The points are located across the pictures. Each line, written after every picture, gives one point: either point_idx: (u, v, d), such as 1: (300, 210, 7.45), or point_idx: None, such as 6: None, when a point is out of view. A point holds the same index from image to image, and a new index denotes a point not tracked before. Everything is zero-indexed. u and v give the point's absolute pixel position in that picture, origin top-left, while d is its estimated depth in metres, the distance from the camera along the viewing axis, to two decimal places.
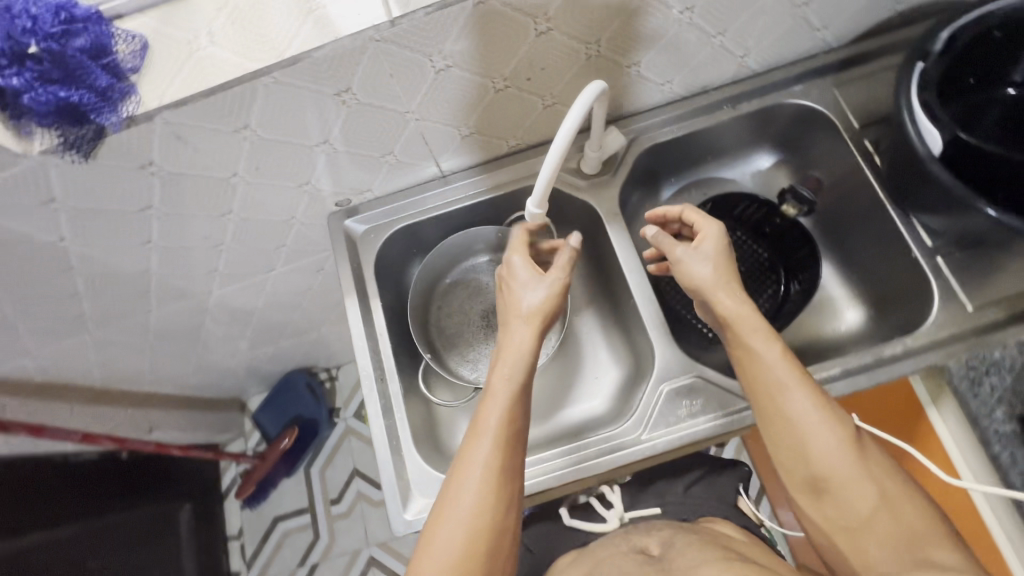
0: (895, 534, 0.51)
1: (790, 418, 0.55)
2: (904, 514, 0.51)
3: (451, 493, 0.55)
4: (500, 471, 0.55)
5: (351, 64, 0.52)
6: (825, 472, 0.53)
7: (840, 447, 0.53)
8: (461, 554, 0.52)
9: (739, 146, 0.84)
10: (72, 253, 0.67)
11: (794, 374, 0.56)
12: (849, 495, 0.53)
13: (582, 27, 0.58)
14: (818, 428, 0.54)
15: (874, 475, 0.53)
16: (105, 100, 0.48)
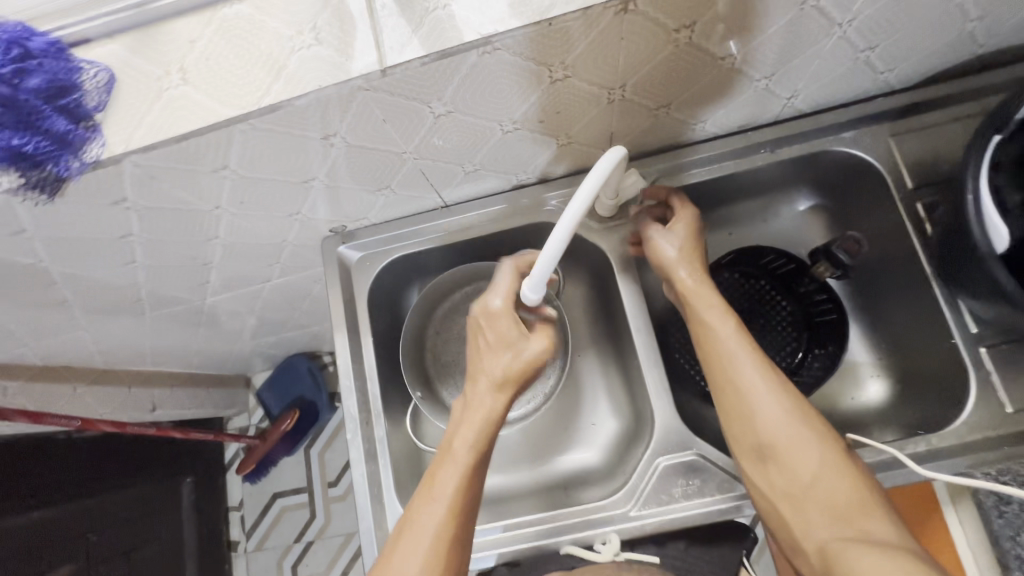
0: (834, 500, 0.51)
1: (741, 386, 0.56)
2: (841, 478, 0.52)
3: (414, 513, 0.54)
4: (463, 497, 0.54)
5: (338, 111, 0.47)
6: (770, 437, 0.54)
7: (784, 414, 0.55)
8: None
9: (773, 189, 0.77)
10: (54, 271, 0.65)
11: (745, 347, 0.58)
12: (792, 461, 0.53)
13: (603, 73, 0.51)
14: (765, 397, 0.55)
15: (817, 444, 0.53)
16: (64, 146, 0.44)
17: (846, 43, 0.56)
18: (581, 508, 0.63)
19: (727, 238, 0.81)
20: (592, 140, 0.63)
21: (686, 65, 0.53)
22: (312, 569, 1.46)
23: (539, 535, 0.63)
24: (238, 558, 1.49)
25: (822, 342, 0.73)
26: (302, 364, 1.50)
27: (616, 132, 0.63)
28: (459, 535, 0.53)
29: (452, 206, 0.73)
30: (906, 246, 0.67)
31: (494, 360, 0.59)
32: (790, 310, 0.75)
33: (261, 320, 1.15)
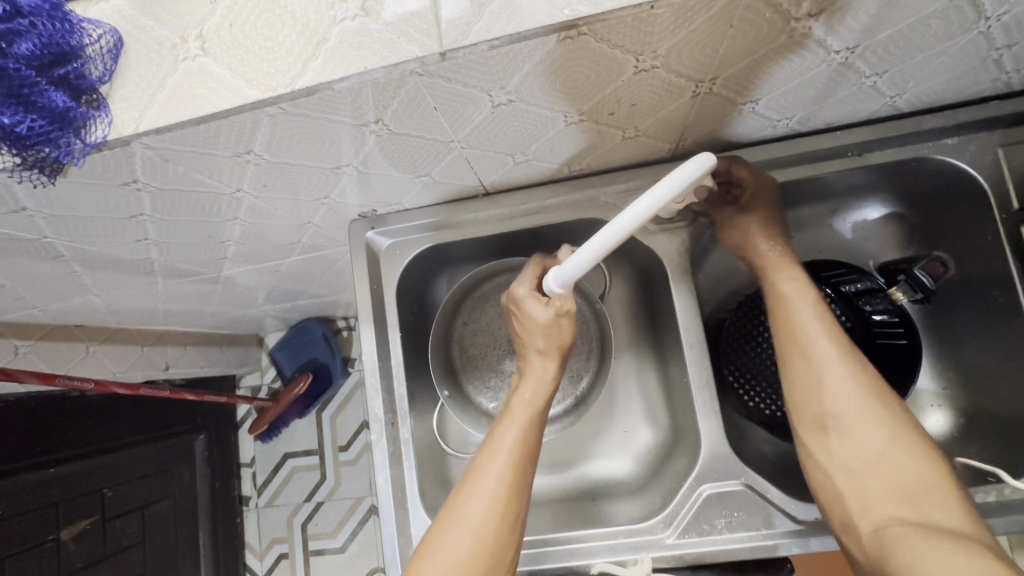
0: (900, 482, 0.47)
1: (814, 352, 0.52)
2: (911, 460, 0.47)
3: (471, 475, 0.51)
4: (523, 465, 0.51)
5: (385, 97, 0.40)
6: (838, 410, 0.51)
7: (861, 389, 0.50)
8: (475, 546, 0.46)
9: (848, 193, 0.69)
10: (59, 245, 0.59)
11: (823, 317, 0.54)
12: (858, 437, 0.49)
13: (696, 63, 0.43)
14: (840, 366, 0.51)
15: (889, 423, 0.49)
16: (63, 126, 0.37)
17: (983, 39, 0.47)
18: (614, 531, 0.60)
19: (788, 242, 0.75)
20: (662, 134, 0.56)
21: (791, 57, 0.45)
22: (322, 528, 1.46)
23: (566, 557, 0.60)
24: (249, 512, 1.49)
25: (884, 370, 0.65)
26: (316, 329, 1.47)
27: (689, 126, 0.56)
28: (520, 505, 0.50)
29: (493, 194, 0.66)
30: (999, 272, 0.60)
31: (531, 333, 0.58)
32: (850, 328, 0.65)
33: (277, 287, 1.10)
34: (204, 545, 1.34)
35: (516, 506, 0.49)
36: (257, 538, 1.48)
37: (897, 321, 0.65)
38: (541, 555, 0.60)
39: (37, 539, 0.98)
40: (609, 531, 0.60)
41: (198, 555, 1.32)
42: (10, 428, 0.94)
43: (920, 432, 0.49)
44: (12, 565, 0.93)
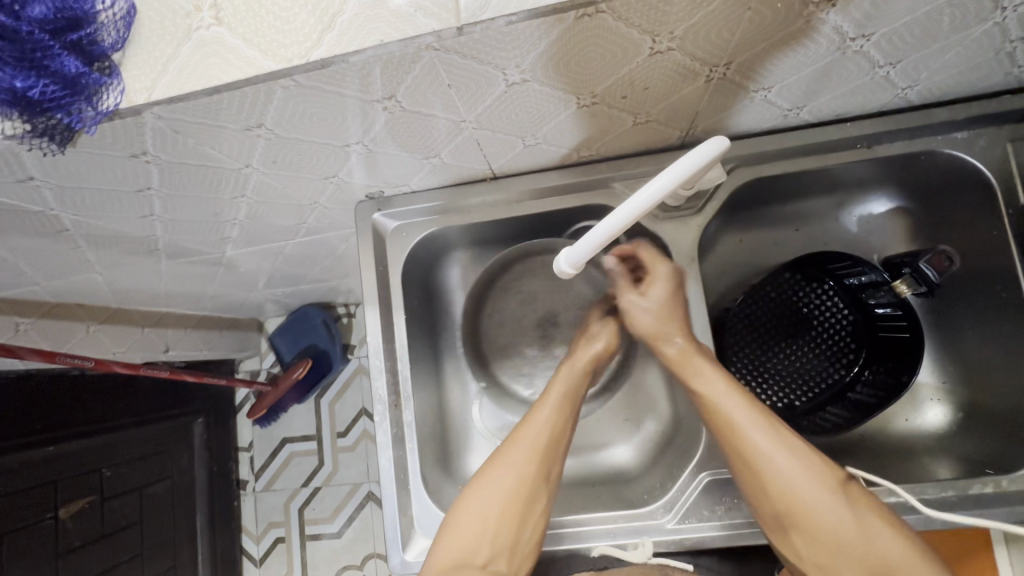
0: (872, 568, 0.46)
1: (752, 453, 0.50)
2: (878, 539, 0.46)
3: (472, 489, 0.54)
4: (553, 445, 0.55)
5: (400, 71, 0.40)
6: (792, 505, 0.49)
7: (806, 474, 0.49)
8: (494, 526, 0.52)
9: (854, 186, 0.70)
10: (65, 218, 0.59)
11: (745, 407, 0.53)
12: (825, 529, 0.47)
13: (712, 45, 0.43)
14: (781, 460, 0.49)
15: (847, 502, 0.48)
16: (75, 92, 0.37)
17: (997, 31, 0.47)
18: (614, 515, 0.60)
19: (792, 235, 0.76)
20: (672, 120, 0.56)
21: (805, 43, 0.45)
22: (318, 514, 1.47)
23: (567, 540, 0.60)
24: (246, 496, 1.50)
25: (887, 360, 0.68)
26: (316, 315, 1.47)
27: (700, 114, 0.55)
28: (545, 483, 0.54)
29: (500, 179, 0.66)
30: (1004, 267, 0.61)
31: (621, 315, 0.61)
32: (851, 321, 0.69)
33: (278, 271, 1.10)
34: (202, 527, 1.35)
35: (538, 488, 0.54)
36: (254, 522, 1.49)
37: (899, 313, 0.66)
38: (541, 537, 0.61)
39: (37, 516, 0.97)
40: (611, 515, 0.61)
41: (195, 537, 1.33)
42: (9, 405, 0.94)
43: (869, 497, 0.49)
44: (10, 541, 0.93)
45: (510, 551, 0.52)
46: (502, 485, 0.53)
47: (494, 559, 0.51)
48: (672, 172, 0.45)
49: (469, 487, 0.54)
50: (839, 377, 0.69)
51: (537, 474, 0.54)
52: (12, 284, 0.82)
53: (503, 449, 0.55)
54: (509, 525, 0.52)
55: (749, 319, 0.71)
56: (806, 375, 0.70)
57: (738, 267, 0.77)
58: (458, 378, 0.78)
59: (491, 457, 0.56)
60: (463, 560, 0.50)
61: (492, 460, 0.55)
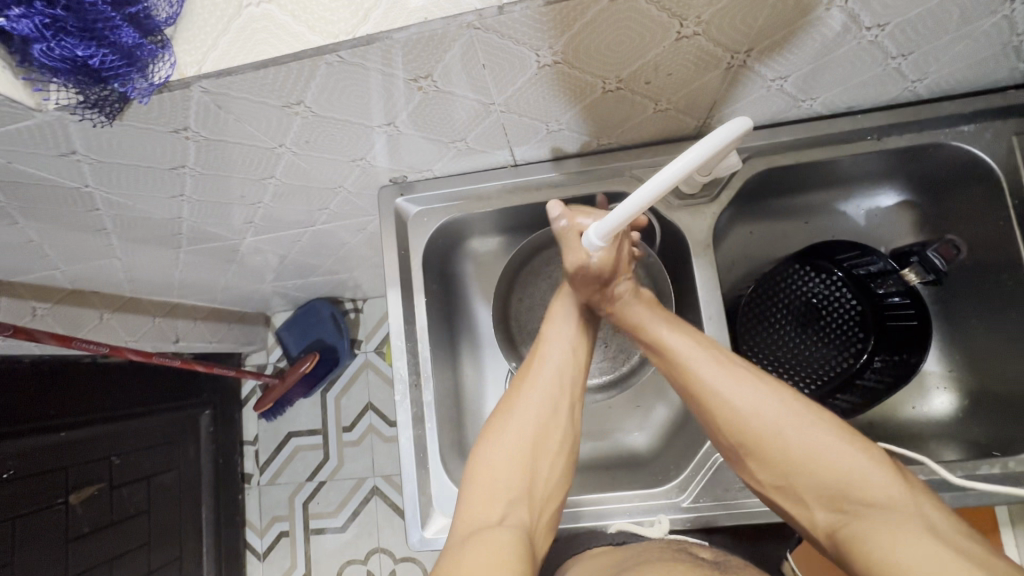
0: (827, 481, 0.48)
1: (705, 386, 0.53)
2: (831, 451, 0.48)
3: (474, 470, 0.55)
4: (567, 384, 0.59)
5: (439, 50, 0.41)
6: (747, 434, 0.51)
7: (758, 400, 0.51)
8: (507, 476, 0.54)
9: (863, 178, 0.72)
10: (97, 197, 0.60)
11: (694, 345, 0.55)
12: (781, 450, 0.50)
13: (734, 31, 0.45)
14: (734, 388, 0.52)
15: (799, 422, 0.50)
16: (131, 63, 0.39)
17: (1005, 24, 0.49)
18: (630, 495, 0.62)
19: (802, 227, 0.78)
20: (691, 108, 0.58)
21: (823, 32, 0.47)
22: (323, 508, 1.47)
23: (585, 517, 0.62)
24: (251, 490, 1.50)
25: (896, 348, 0.70)
26: (324, 309, 1.48)
27: (718, 103, 0.57)
28: (564, 424, 0.58)
29: (520, 165, 0.68)
30: (1010, 256, 0.62)
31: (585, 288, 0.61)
32: (860, 310, 0.71)
33: (291, 262, 1.11)
34: (207, 518, 1.35)
35: (555, 424, 0.57)
36: (258, 516, 1.49)
37: (909, 302, 0.68)
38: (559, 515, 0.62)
39: (48, 501, 0.98)
40: (628, 494, 0.62)
41: (201, 529, 1.33)
42: (23, 389, 0.94)
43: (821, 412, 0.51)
44: (21, 525, 0.93)
45: (529, 499, 0.54)
46: (521, 427, 0.56)
47: (512, 512, 0.52)
48: (696, 152, 0.44)
49: (484, 435, 0.57)
50: (848, 365, 0.71)
51: (550, 416, 0.57)
52: (33, 267, 0.83)
53: (501, 415, 0.58)
54: (521, 478, 0.54)
55: (762, 308, 0.72)
56: (817, 363, 0.72)
57: (748, 258, 0.79)
58: (473, 364, 0.79)
59: (499, 410, 0.58)
60: (475, 527, 0.50)
61: (502, 411, 0.58)
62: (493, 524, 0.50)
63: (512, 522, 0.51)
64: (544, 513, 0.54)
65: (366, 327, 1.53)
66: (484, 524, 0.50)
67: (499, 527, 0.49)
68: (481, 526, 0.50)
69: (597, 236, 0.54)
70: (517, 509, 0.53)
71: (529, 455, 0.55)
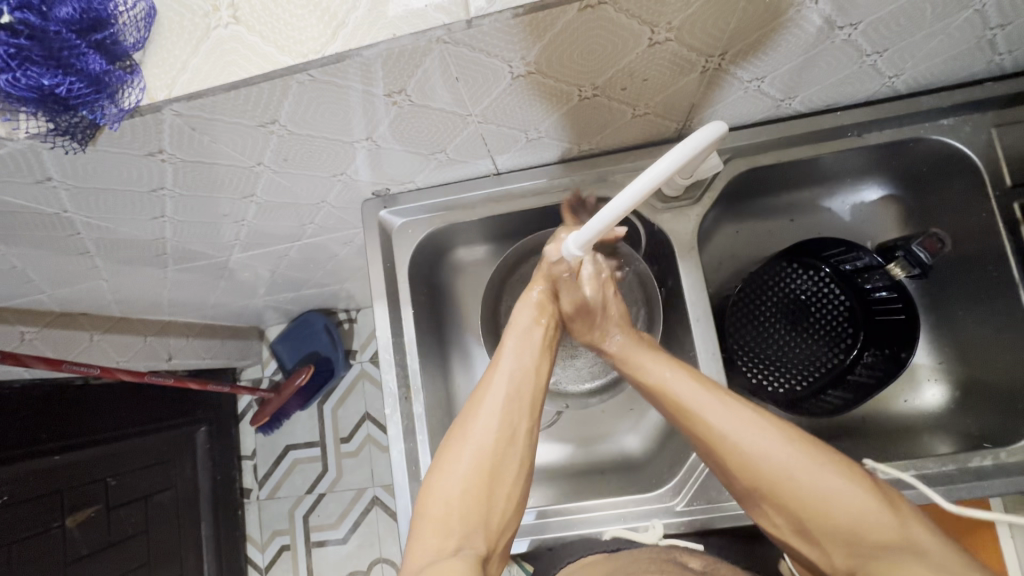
0: (840, 525, 0.47)
1: (712, 429, 0.52)
2: (835, 490, 0.47)
3: (429, 494, 0.52)
4: (521, 402, 0.57)
5: (412, 65, 0.41)
6: (759, 479, 0.49)
7: (765, 449, 0.50)
8: (462, 505, 0.51)
9: (846, 173, 0.72)
10: (77, 221, 0.60)
11: (699, 391, 0.54)
12: (792, 496, 0.48)
13: (706, 36, 0.45)
14: (741, 431, 0.51)
15: (807, 464, 0.49)
16: (99, 89, 0.39)
17: (978, 18, 0.49)
18: (625, 500, 0.61)
19: (788, 224, 0.78)
20: (671, 112, 0.58)
21: (797, 33, 0.47)
22: (323, 520, 1.46)
23: (579, 526, 0.61)
24: (250, 505, 1.49)
25: (885, 344, 0.70)
26: (318, 321, 1.48)
27: (696, 106, 0.57)
28: (518, 448, 0.55)
29: (503, 174, 0.67)
30: (995, 247, 0.62)
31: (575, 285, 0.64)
32: (848, 306, 0.71)
33: (280, 276, 1.11)
34: (207, 535, 1.34)
35: (510, 450, 0.55)
36: (258, 531, 1.48)
37: (895, 297, 0.68)
38: (553, 522, 0.62)
39: (43, 525, 0.97)
40: (625, 500, 0.61)
41: (200, 547, 1.32)
42: (14, 415, 0.94)
43: (823, 451, 0.50)
44: (17, 551, 0.92)
45: (485, 529, 0.51)
46: (474, 448, 0.54)
47: (466, 543, 0.50)
48: (662, 165, 0.44)
49: (437, 463, 0.54)
50: (839, 360, 0.71)
51: (504, 441, 0.55)
52: (18, 292, 0.83)
53: (459, 432, 0.56)
54: (478, 502, 0.52)
55: (750, 307, 0.72)
56: (808, 359, 0.72)
57: (736, 257, 0.79)
58: (464, 373, 0.79)
59: (452, 433, 0.56)
60: (431, 557, 0.48)
61: (455, 436, 0.55)
62: (446, 556, 0.48)
63: (467, 553, 0.49)
64: (502, 538, 0.53)
65: (361, 337, 1.53)
66: (436, 555, 0.48)
67: (452, 558, 0.48)
68: (432, 559, 0.48)
69: (575, 246, 0.54)
70: (472, 538, 0.50)
71: (483, 484, 0.52)
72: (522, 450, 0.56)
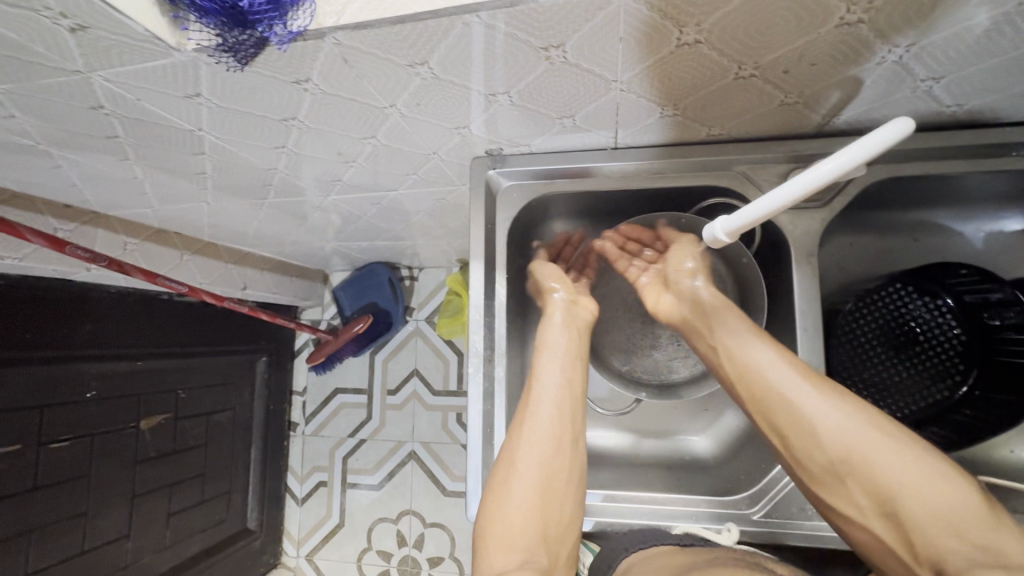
0: (933, 514, 0.45)
1: (792, 403, 0.51)
2: (922, 470, 0.46)
3: (491, 509, 0.54)
4: (564, 412, 0.58)
5: (580, 18, 0.40)
6: (840, 456, 0.49)
7: (849, 425, 0.49)
8: (524, 522, 0.53)
9: (989, 196, 0.66)
10: (206, 141, 0.62)
11: (791, 372, 0.52)
12: (871, 472, 0.48)
13: (902, 21, 0.41)
14: (821, 411, 0.50)
15: (890, 445, 0.48)
16: (275, 7, 0.39)
17: None
18: (699, 500, 0.60)
19: (909, 244, 0.73)
20: (821, 105, 0.54)
21: (997, 30, 0.42)
22: (361, 464, 1.52)
23: (645, 516, 0.61)
24: (296, 438, 1.56)
25: (1003, 387, 0.64)
26: (382, 273, 1.50)
27: (852, 101, 0.53)
28: (567, 458, 0.57)
29: (620, 149, 0.65)
30: None
31: (676, 261, 0.62)
32: (965, 341, 0.67)
33: (362, 224, 1.13)
34: (255, 459, 1.42)
35: (558, 454, 0.57)
36: (300, 463, 1.55)
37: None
38: (620, 509, 0.62)
39: (121, 424, 1.04)
40: (700, 500, 0.60)
41: (248, 468, 1.40)
42: (108, 317, 1.00)
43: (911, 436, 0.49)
44: (98, 443, 1.00)
45: (544, 542, 0.53)
46: (525, 473, 0.55)
47: (531, 555, 0.52)
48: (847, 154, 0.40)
49: (492, 488, 0.56)
50: (944, 396, 0.67)
51: (553, 451, 0.56)
52: (129, 202, 0.87)
53: (510, 452, 0.57)
54: (537, 515, 0.54)
55: (857, 327, 0.69)
56: (907, 392, 0.68)
57: (844, 270, 0.74)
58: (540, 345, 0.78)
59: (502, 451, 0.58)
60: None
61: (505, 456, 0.57)
62: (513, 568, 0.51)
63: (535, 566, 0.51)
64: (562, 548, 0.55)
65: (420, 295, 1.55)
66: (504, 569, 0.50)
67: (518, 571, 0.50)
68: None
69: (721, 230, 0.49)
70: (535, 549, 0.53)
71: (539, 496, 0.55)
72: (570, 456, 0.58)
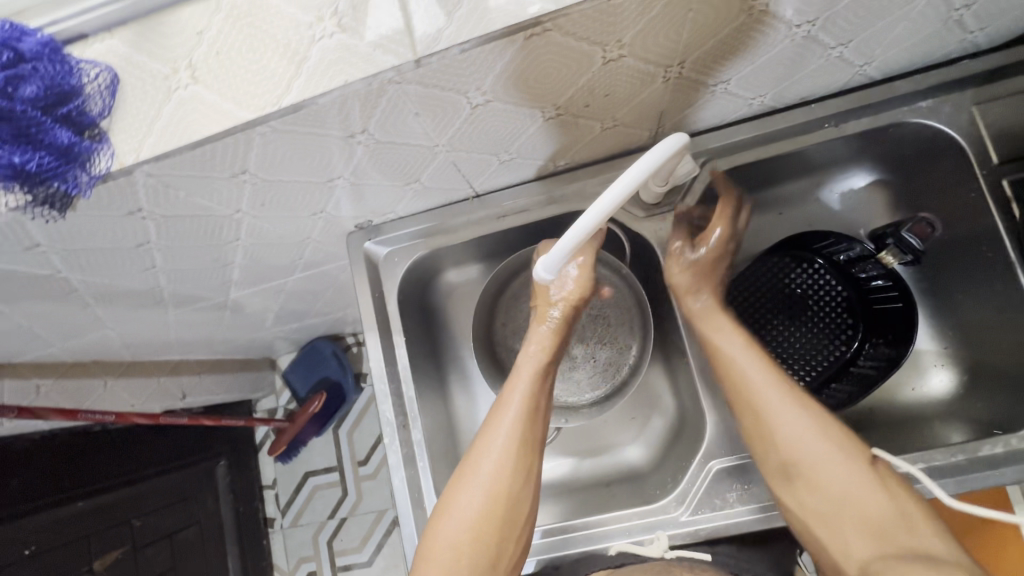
0: (867, 517, 0.50)
1: (761, 404, 0.56)
2: (854, 480, 0.51)
3: (439, 520, 0.54)
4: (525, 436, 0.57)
5: (368, 107, 0.42)
6: (795, 459, 0.53)
7: (809, 433, 0.54)
8: (469, 545, 0.53)
9: (828, 162, 0.71)
10: (72, 279, 0.62)
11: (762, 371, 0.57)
12: (820, 477, 0.52)
13: (659, 47, 0.45)
14: (785, 415, 0.54)
15: (837, 457, 0.53)
16: (69, 160, 0.41)
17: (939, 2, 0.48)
18: (629, 514, 0.61)
19: (777, 219, 0.77)
20: (640, 122, 0.58)
21: (747, 35, 0.47)
22: (347, 544, 1.47)
23: (585, 542, 0.61)
24: (275, 534, 1.51)
25: (885, 331, 0.69)
26: (326, 348, 1.49)
27: (665, 113, 0.57)
28: (520, 489, 0.56)
29: (483, 195, 0.68)
30: (986, 227, 0.61)
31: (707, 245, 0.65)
32: (846, 296, 0.70)
33: (284, 307, 1.13)
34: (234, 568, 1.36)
35: (518, 478, 0.56)
36: (284, 559, 1.50)
37: (890, 284, 0.67)
38: (560, 540, 0.62)
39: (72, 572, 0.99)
40: (630, 513, 0.61)
41: None
42: (35, 467, 0.96)
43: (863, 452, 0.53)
44: None
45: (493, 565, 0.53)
46: (480, 483, 0.55)
47: None
48: (640, 167, 0.44)
49: (442, 502, 0.55)
50: (841, 353, 0.70)
51: (515, 475, 0.56)
52: (29, 347, 0.85)
53: (471, 461, 0.57)
54: (490, 538, 0.53)
55: (744, 308, 0.72)
56: (807, 355, 0.71)
57: None
58: (464, 392, 0.79)
59: (461, 467, 0.57)
60: None
61: (462, 471, 0.57)
62: None
63: None
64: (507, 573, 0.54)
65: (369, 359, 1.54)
66: None
67: None
68: None
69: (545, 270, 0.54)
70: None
71: (493, 521, 0.54)
72: (531, 486, 0.57)
